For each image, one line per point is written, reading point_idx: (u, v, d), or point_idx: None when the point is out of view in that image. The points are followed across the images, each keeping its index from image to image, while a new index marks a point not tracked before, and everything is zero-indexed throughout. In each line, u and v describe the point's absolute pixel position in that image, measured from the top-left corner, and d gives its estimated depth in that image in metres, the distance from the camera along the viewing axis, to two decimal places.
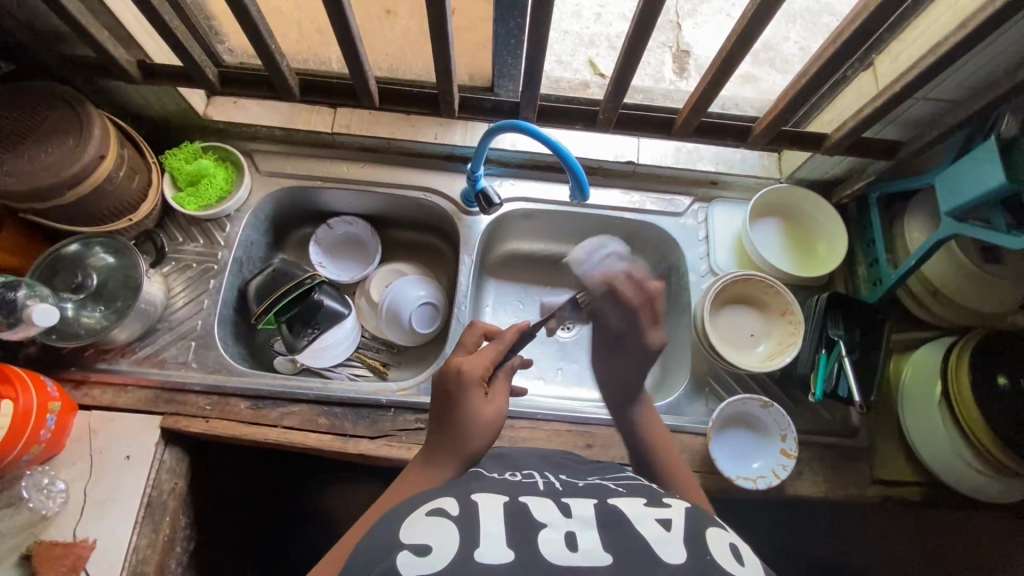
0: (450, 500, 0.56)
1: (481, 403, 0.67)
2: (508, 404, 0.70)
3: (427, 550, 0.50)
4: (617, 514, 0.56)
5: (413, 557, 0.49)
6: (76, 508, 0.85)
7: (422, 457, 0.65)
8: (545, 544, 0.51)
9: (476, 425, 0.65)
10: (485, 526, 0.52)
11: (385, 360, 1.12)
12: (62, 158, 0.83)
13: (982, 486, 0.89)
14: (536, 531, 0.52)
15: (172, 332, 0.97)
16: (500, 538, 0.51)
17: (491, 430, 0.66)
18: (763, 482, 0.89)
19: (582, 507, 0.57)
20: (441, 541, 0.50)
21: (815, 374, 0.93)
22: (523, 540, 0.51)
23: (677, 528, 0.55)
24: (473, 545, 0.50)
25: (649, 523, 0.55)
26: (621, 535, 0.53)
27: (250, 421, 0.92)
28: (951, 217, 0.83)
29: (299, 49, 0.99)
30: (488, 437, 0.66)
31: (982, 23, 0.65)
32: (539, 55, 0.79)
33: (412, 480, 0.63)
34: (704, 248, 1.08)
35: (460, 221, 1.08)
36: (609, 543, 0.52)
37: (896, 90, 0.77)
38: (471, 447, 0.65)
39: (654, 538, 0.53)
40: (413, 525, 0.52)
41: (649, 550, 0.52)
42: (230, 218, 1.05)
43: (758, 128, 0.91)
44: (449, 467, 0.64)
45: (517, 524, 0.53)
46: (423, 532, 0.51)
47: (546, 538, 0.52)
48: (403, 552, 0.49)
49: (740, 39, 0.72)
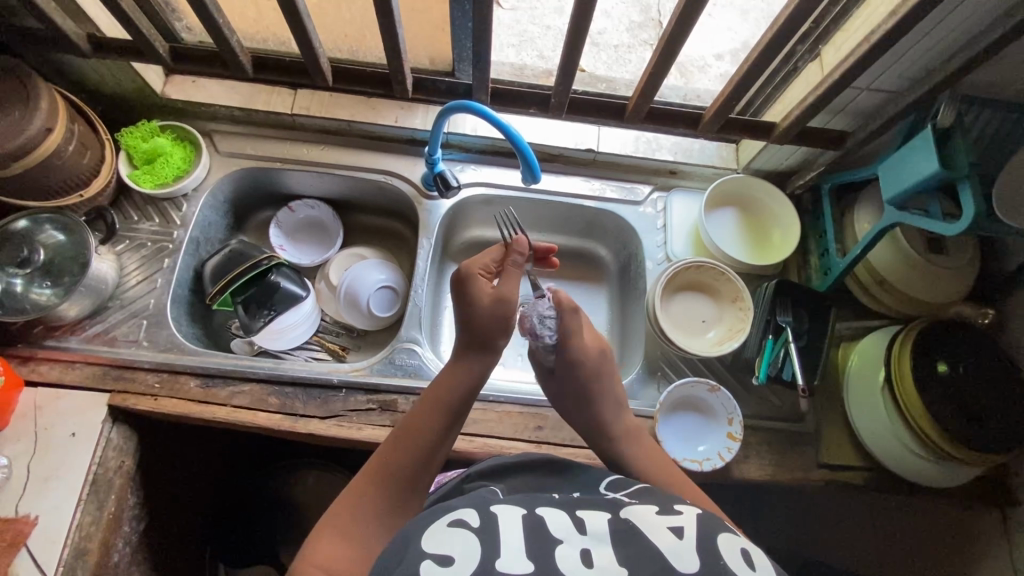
0: (470, 513, 0.59)
1: (483, 291, 0.76)
2: (518, 293, 0.77)
3: (450, 561, 0.52)
4: (630, 526, 0.58)
5: (435, 566, 0.52)
6: (18, 484, 0.84)
7: (446, 366, 0.77)
8: (562, 560, 0.53)
9: (481, 309, 0.75)
10: (504, 538, 0.55)
11: (344, 344, 1.12)
12: (8, 130, 0.83)
13: (925, 472, 0.91)
14: (554, 546, 0.54)
15: (124, 309, 0.97)
16: (519, 548, 0.54)
17: (494, 312, 0.75)
18: (708, 464, 0.90)
19: (596, 521, 0.58)
20: (463, 554, 0.53)
21: (760, 357, 0.97)
22: (542, 552, 0.54)
23: (689, 536, 0.56)
24: (493, 555, 0.53)
25: (661, 531, 0.57)
26: (636, 550, 0.54)
27: (200, 399, 0.92)
28: (893, 205, 0.85)
29: (256, 28, 0.99)
30: (509, 323, 0.76)
31: (909, 11, 0.67)
32: (485, 36, 0.79)
33: (441, 387, 0.75)
34: (662, 236, 1.10)
35: (420, 204, 1.09)
36: (626, 559, 0.54)
37: (836, 78, 0.78)
38: (491, 333, 0.76)
39: (669, 547, 0.55)
40: (434, 534, 0.55)
41: (663, 559, 0.53)
42: (186, 198, 1.04)
43: (707, 115, 0.92)
44: (473, 363, 0.76)
45: (535, 536, 0.56)
46: (447, 544, 0.54)
47: (563, 553, 0.54)
48: (426, 560, 0.52)
49: (681, 22, 0.73)
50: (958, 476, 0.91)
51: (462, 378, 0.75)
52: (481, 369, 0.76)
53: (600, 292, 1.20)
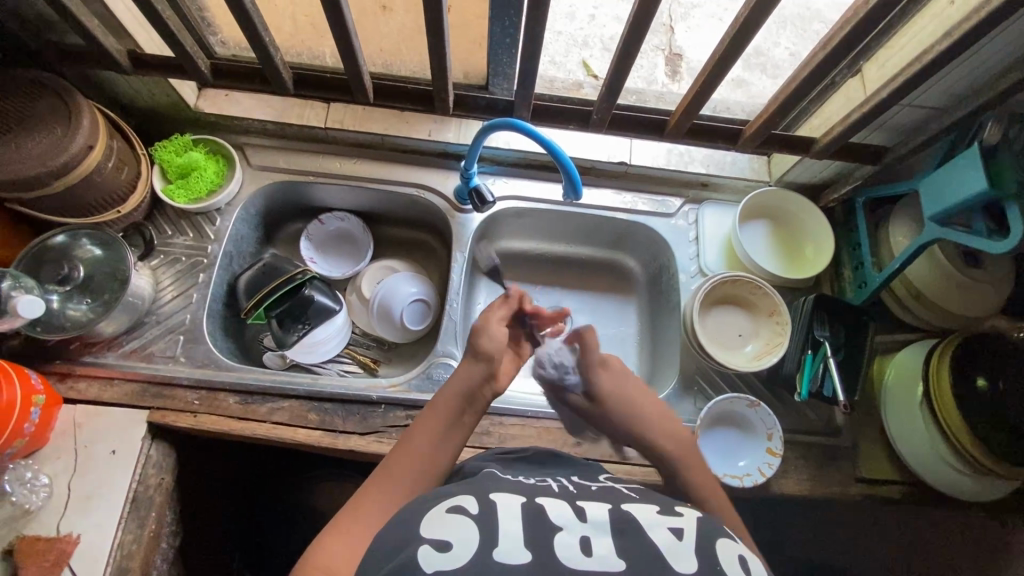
0: (468, 498, 0.57)
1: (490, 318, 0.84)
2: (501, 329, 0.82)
3: (448, 546, 0.50)
4: (632, 521, 0.55)
5: (433, 552, 0.49)
6: (60, 503, 0.83)
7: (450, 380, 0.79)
8: (560, 548, 0.51)
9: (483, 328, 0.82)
10: (503, 524, 0.52)
11: (375, 357, 1.12)
12: (50, 148, 0.82)
13: (962, 486, 0.91)
14: (553, 533, 0.52)
15: (161, 325, 0.97)
16: (518, 536, 0.51)
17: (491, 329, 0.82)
18: (749, 479, 0.91)
19: (596, 511, 0.56)
20: (462, 539, 0.50)
21: (801, 373, 0.96)
22: (540, 539, 0.51)
23: (690, 537, 0.54)
24: (492, 542, 0.50)
25: (661, 531, 0.54)
26: (635, 544, 0.52)
27: (239, 415, 0.91)
28: (934, 221, 0.85)
29: (292, 43, 0.99)
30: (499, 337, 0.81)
31: (966, 33, 0.67)
32: (535, 54, 0.80)
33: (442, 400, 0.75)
34: (694, 249, 1.10)
35: (454, 218, 1.08)
36: (624, 550, 0.51)
37: (883, 96, 0.79)
38: (483, 347, 0.79)
39: (668, 546, 0.52)
40: (432, 520, 0.53)
41: (661, 558, 0.51)
42: (220, 212, 1.04)
43: (749, 131, 0.92)
44: (471, 374, 0.78)
45: (534, 522, 0.53)
46: (444, 529, 0.52)
47: (562, 541, 0.51)
48: (425, 545, 0.50)
49: (733, 43, 0.74)
50: (996, 490, 0.91)
51: (459, 391, 0.77)
52: (470, 383, 0.77)
53: (628, 304, 1.20)
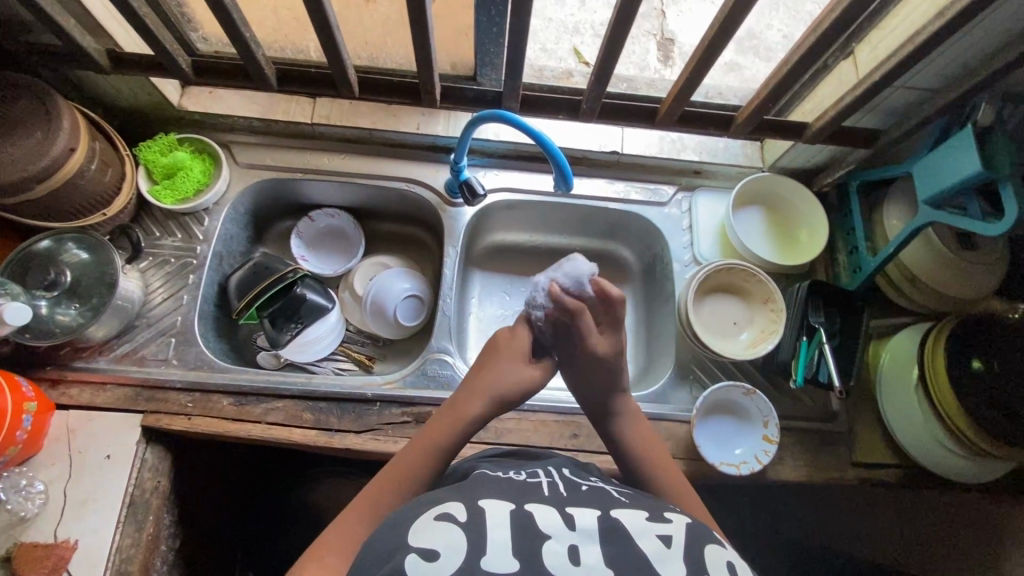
0: (456, 505, 0.56)
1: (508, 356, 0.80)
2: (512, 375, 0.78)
3: (434, 556, 0.50)
4: (620, 528, 0.55)
5: (419, 560, 0.49)
6: (56, 509, 0.83)
7: (450, 407, 0.77)
8: (548, 556, 0.50)
9: (501, 366, 0.79)
10: (491, 534, 0.52)
11: (371, 354, 1.11)
12: (31, 151, 0.81)
13: (958, 468, 0.91)
14: (541, 541, 0.51)
15: (152, 328, 0.96)
16: (506, 546, 0.51)
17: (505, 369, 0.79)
18: (746, 467, 0.91)
19: (585, 517, 0.56)
20: (449, 549, 0.50)
21: (796, 360, 0.96)
22: (529, 549, 0.51)
23: (678, 544, 0.54)
24: (479, 551, 0.50)
25: (650, 537, 0.54)
26: (623, 552, 0.52)
27: (234, 417, 0.91)
28: (928, 205, 0.84)
29: (275, 38, 0.97)
30: (511, 384, 0.78)
31: (959, 13, 0.66)
32: (522, 44, 0.78)
33: (447, 418, 0.75)
34: (688, 238, 1.09)
35: (445, 212, 1.07)
36: (611, 559, 0.51)
37: (875, 79, 0.77)
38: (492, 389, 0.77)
39: (656, 554, 0.52)
40: (420, 528, 0.53)
41: (649, 567, 0.51)
42: (208, 212, 1.03)
43: (741, 117, 0.91)
44: (474, 403, 0.76)
45: (522, 530, 0.53)
46: (432, 538, 0.51)
47: (549, 549, 0.51)
48: (412, 554, 0.50)
49: (723, 28, 0.72)
50: (992, 470, 0.91)
51: (459, 426, 0.74)
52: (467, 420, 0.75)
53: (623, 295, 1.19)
